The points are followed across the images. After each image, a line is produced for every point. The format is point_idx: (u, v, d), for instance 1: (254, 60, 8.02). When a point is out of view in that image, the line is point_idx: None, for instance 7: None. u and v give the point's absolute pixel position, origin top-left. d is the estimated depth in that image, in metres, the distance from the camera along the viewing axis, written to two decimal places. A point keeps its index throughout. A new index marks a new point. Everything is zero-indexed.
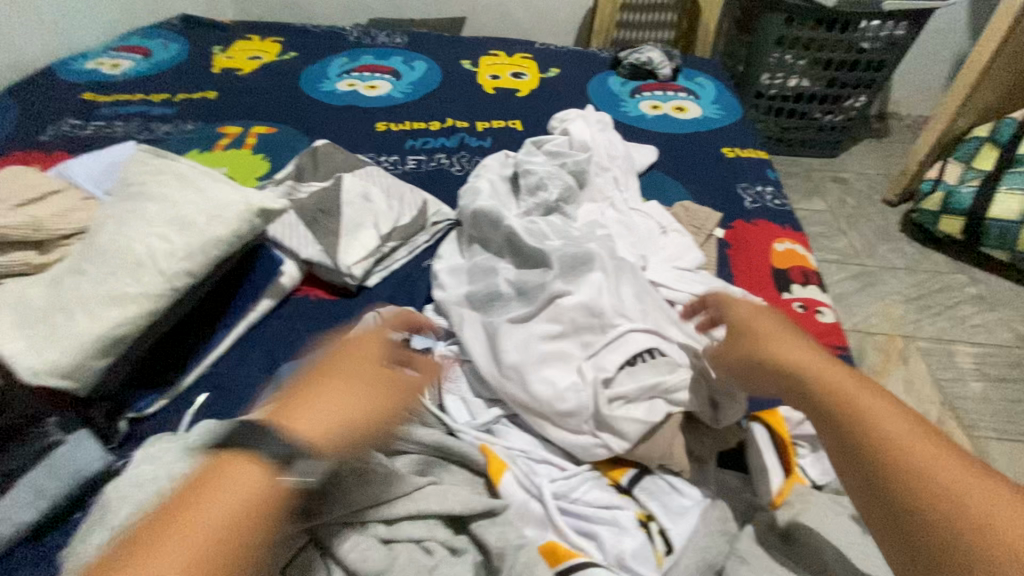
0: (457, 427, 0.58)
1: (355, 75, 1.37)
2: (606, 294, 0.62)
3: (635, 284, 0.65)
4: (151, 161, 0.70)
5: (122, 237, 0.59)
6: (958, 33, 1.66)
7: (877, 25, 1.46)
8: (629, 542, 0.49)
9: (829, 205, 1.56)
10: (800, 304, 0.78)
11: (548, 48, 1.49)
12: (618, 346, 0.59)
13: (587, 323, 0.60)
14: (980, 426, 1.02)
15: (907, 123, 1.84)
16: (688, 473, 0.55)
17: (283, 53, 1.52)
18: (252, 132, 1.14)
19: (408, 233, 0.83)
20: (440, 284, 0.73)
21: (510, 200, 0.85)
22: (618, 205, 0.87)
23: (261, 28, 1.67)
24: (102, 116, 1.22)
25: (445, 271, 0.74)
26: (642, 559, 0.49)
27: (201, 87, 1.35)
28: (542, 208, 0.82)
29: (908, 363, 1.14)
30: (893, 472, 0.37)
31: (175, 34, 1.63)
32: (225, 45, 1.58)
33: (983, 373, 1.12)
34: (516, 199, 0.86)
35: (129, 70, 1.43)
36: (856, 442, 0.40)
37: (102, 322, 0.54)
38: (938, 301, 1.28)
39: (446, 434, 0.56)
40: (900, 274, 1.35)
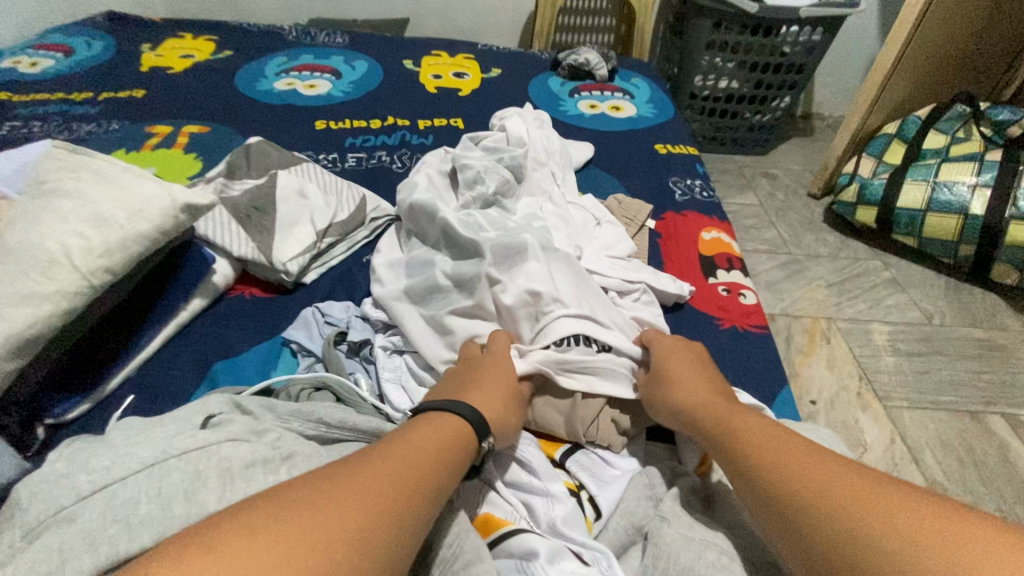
0: (397, 414, 0.58)
1: (294, 74, 1.35)
2: (540, 281, 0.64)
3: (571, 272, 0.67)
4: (66, 157, 0.68)
5: (33, 234, 0.56)
6: (868, 39, 1.80)
7: (796, 30, 1.56)
8: (562, 505, 0.49)
9: (759, 199, 1.66)
10: (724, 288, 0.83)
11: (489, 49, 1.52)
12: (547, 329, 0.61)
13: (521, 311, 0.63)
14: (894, 396, 1.11)
15: (828, 123, 1.98)
16: (617, 446, 0.57)
17: (218, 52, 1.48)
18: (184, 132, 1.11)
19: (346, 230, 0.82)
20: (378, 279, 0.73)
21: (448, 195, 0.87)
22: (555, 199, 0.90)
23: (194, 26, 1.62)
24: (17, 115, 1.15)
25: (383, 266, 0.74)
26: (573, 522, 0.47)
27: (128, 85, 1.30)
28: (479, 201, 0.83)
29: (830, 343, 1.22)
30: (778, 488, 0.43)
31: (99, 32, 1.56)
32: (155, 43, 1.52)
33: (896, 348, 1.22)
34: (454, 195, 0.88)
35: (48, 68, 1.35)
36: (749, 468, 0.46)
37: (11, 322, 0.51)
38: (857, 285, 1.38)
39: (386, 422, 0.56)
40: (824, 261, 1.45)
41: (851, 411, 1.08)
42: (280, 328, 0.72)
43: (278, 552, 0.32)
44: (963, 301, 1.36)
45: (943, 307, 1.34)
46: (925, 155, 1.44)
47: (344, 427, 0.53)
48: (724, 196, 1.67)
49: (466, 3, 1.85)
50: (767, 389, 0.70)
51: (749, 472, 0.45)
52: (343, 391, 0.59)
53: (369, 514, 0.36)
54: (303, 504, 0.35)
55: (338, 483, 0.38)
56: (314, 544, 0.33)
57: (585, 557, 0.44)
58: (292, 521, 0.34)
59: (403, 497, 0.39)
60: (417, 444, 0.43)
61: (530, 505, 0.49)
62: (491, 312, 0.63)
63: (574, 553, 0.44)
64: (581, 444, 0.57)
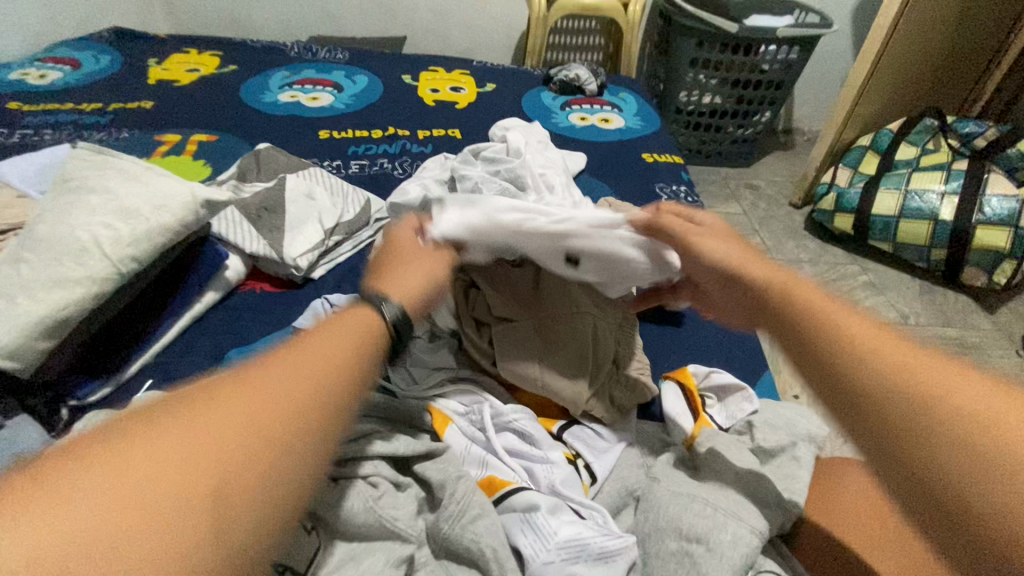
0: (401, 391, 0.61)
1: (298, 87, 1.41)
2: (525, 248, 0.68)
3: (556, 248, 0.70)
4: (90, 157, 0.72)
5: (64, 225, 0.60)
6: (842, 58, 1.90)
7: (773, 49, 1.65)
8: (560, 470, 0.53)
9: (743, 208, 1.73)
10: None
11: (484, 66, 1.59)
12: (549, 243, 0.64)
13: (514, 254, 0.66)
14: None
15: (807, 138, 2.08)
16: (610, 420, 0.62)
17: (223, 66, 1.53)
18: (193, 140, 1.16)
19: (352, 229, 0.87)
20: None
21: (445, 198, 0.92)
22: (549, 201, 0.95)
23: (199, 42, 1.68)
24: (28, 124, 1.19)
25: None
26: (571, 484, 0.52)
27: (136, 97, 1.34)
28: None
29: None
30: (847, 357, 0.38)
31: (105, 46, 1.61)
32: (161, 57, 1.57)
33: None
34: None
35: (57, 80, 1.40)
36: (814, 331, 0.41)
37: (45, 305, 0.55)
38: (837, 288, 1.45)
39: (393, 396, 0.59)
40: (805, 266, 1.52)
41: None
42: (290, 319, 0.76)
43: (173, 446, 0.30)
44: (937, 302, 1.42)
45: (918, 308, 1.40)
46: (898, 166, 1.52)
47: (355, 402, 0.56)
48: (710, 205, 1.74)
49: (461, 23, 1.93)
50: (750, 373, 0.75)
51: (823, 346, 0.40)
52: None
53: (277, 402, 0.34)
54: (221, 401, 0.33)
55: (251, 380, 0.35)
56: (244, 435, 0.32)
57: (582, 513, 0.48)
58: (186, 417, 0.32)
59: (314, 384, 0.37)
60: (329, 339, 0.41)
61: (530, 470, 0.52)
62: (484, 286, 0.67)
63: (573, 510, 0.48)
64: (578, 418, 0.61)
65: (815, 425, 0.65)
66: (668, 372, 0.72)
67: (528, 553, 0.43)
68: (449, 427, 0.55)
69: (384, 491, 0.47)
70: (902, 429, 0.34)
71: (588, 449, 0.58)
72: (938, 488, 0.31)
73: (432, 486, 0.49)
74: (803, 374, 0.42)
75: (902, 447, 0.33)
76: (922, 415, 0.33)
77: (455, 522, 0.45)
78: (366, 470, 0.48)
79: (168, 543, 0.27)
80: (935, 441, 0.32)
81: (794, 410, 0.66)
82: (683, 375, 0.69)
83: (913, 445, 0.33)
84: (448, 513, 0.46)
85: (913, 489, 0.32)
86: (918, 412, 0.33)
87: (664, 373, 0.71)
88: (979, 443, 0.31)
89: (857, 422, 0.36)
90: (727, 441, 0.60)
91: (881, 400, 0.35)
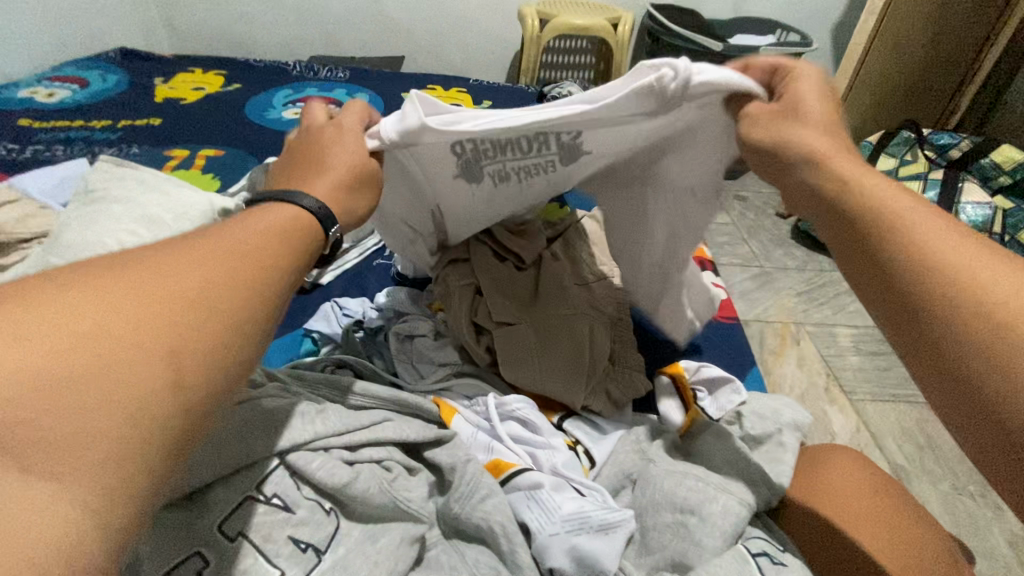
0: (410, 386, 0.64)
1: (301, 105, 1.46)
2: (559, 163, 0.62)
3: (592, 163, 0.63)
4: (111, 169, 0.76)
5: (90, 232, 0.64)
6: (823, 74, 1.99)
7: None
8: (562, 453, 0.57)
9: (732, 218, 1.79)
10: None
11: (481, 83, 1.65)
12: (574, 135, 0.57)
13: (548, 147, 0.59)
14: (858, 390, 1.21)
15: None
16: (608, 412, 0.66)
17: (227, 85, 1.59)
18: (201, 155, 1.20)
19: (358, 236, 0.91)
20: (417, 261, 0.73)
21: None
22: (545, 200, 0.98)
23: (204, 62, 1.73)
24: (40, 140, 1.23)
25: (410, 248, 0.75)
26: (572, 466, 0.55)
27: (144, 114, 1.39)
28: None
29: (800, 345, 1.32)
30: (915, 261, 0.34)
31: (113, 66, 1.66)
32: (167, 76, 1.62)
33: (859, 348, 1.32)
34: None
35: (66, 99, 1.44)
36: (872, 233, 0.37)
37: None
38: (823, 294, 1.50)
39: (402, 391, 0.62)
40: (792, 273, 1.57)
41: (821, 404, 1.17)
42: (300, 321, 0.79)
43: (70, 322, 0.26)
44: None
45: None
46: None
47: (364, 393, 0.58)
48: None
49: (458, 43, 2.00)
50: (738, 368, 0.79)
51: (882, 252, 0.35)
52: (361, 367, 0.66)
53: (189, 284, 0.31)
54: (133, 268, 0.30)
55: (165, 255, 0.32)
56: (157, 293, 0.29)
57: (583, 490, 0.52)
58: (71, 298, 0.27)
59: (233, 266, 0.33)
60: (244, 228, 0.37)
61: (533, 454, 0.56)
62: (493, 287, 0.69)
63: (574, 489, 0.52)
64: (576, 411, 0.65)
65: (799, 414, 0.69)
66: (661, 368, 0.76)
67: (534, 526, 0.47)
68: (455, 417, 0.59)
69: (396, 474, 0.50)
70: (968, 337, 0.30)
71: (587, 437, 0.62)
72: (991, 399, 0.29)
73: (442, 470, 0.52)
74: (851, 270, 0.38)
75: (985, 344, 0.29)
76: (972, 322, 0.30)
77: (466, 500, 0.48)
78: (381, 453, 0.50)
79: (80, 402, 0.25)
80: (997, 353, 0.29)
81: (780, 400, 0.70)
82: (675, 369, 0.73)
83: (967, 355, 0.30)
84: (459, 492, 0.49)
85: (960, 397, 0.30)
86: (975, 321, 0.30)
87: (657, 368, 0.76)
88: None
89: (910, 332, 0.33)
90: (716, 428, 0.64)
91: (944, 302, 0.32)
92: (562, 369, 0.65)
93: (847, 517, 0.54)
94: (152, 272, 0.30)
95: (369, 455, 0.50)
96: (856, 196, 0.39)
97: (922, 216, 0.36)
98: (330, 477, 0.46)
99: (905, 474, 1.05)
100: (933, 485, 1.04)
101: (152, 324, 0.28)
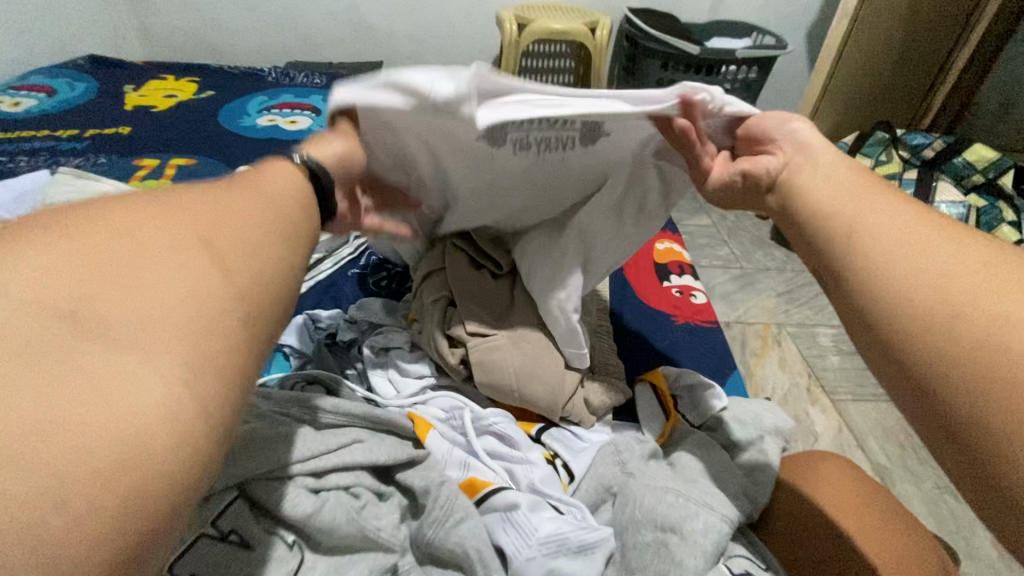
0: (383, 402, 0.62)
1: (276, 111, 1.44)
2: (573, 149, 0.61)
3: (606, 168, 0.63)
4: (69, 181, 0.73)
5: None
6: (799, 76, 2.01)
7: (734, 69, 1.74)
8: (539, 468, 0.55)
9: (712, 220, 1.80)
10: (677, 290, 0.92)
11: None
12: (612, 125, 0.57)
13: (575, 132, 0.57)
14: (840, 390, 1.22)
15: None
16: (587, 422, 0.64)
17: (201, 92, 1.55)
18: (172, 164, 1.17)
19: (332, 246, 0.89)
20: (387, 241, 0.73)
21: None
22: None
23: (176, 69, 1.70)
24: (3, 151, 1.19)
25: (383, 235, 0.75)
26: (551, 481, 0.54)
27: (114, 123, 1.35)
28: None
29: (782, 345, 1.33)
30: (879, 278, 0.39)
31: (81, 74, 1.62)
32: (138, 84, 1.59)
33: (840, 348, 1.33)
34: None
35: (32, 107, 1.40)
36: (843, 260, 0.42)
37: None
38: (803, 294, 1.51)
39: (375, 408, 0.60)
40: (773, 274, 1.58)
41: (803, 406, 1.17)
42: None
43: (170, 227, 0.32)
44: None
45: None
46: None
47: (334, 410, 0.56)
48: (681, 218, 1.80)
49: (437, 47, 1.99)
50: (719, 373, 0.79)
51: (850, 283, 0.41)
52: (332, 382, 0.64)
53: (251, 218, 0.37)
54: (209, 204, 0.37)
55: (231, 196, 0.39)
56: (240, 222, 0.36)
57: (561, 508, 0.51)
58: (166, 215, 0.33)
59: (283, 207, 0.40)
60: (274, 184, 0.42)
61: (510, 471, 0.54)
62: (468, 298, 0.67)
63: (553, 506, 0.51)
64: (555, 422, 0.64)
65: (780, 419, 0.68)
66: (642, 376, 0.75)
67: (510, 551, 0.46)
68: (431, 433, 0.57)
69: (365, 501, 0.48)
70: (930, 355, 0.35)
71: (565, 450, 0.61)
72: (943, 413, 0.33)
73: (415, 493, 0.50)
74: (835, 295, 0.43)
75: (951, 346, 0.34)
76: (933, 339, 0.35)
77: (438, 523, 0.47)
78: (350, 477, 0.49)
79: (200, 287, 0.30)
80: (955, 372, 0.33)
81: (760, 404, 0.70)
82: (655, 376, 0.73)
83: (930, 368, 0.34)
84: (431, 515, 0.47)
85: (922, 403, 0.35)
86: (939, 342, 0.34)
87: (637, 376, 0.75)
88: (999, 364, 0.32)
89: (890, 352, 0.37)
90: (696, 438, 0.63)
91: (917, 327, 0.36)
92: (539, 381, 0.63)
93: (829, 526, 0.53)
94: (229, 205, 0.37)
95: (336, 483, 0.48)
96: (829, 221, 0.45)
97: (892, 242, 0.40)
98: (295, 506, 0.44)
99: (887, 473, 1.06)
100: (915, 486, 1.05)
101: (208, 243, 0.33)
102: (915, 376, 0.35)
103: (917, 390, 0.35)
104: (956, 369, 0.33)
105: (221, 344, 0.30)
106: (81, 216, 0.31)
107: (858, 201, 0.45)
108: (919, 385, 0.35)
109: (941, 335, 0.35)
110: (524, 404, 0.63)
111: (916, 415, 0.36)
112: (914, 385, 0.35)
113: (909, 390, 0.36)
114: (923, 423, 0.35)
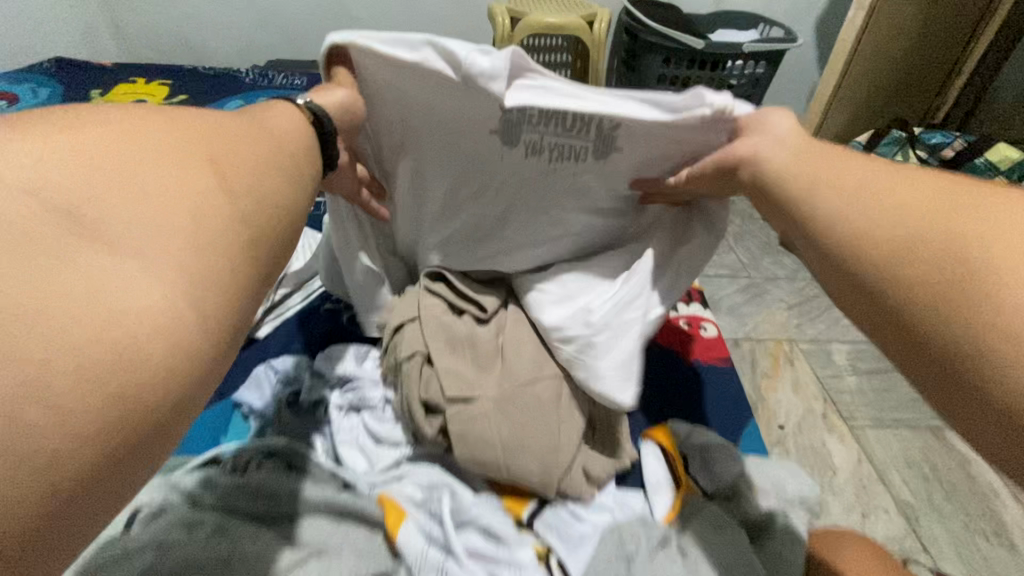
0: (352, 480, 0.54)
1: None
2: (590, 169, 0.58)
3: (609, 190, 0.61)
4: None
5: None
6: (809, 69, 1.90)
7: (741, 65, 1.64)
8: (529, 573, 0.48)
9: None
10: (684, 322, 0.83)
11: None
12: (625, 138, 0.55)
13: (592, 134, 0.55)
14: (857, 416, 1.14)
15: None
16: (587, 499, 0.56)
17: (171, 96, 1.45)
18: None
19: (301, 279, 0.80)
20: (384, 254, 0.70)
21: None
22: None
23: (147, 70, 1.59)
24: None
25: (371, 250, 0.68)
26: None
27: None
28: None
29: (795, 365, 1.24)
30: (860, 245, 0.40)
31: (44, 77, 1.51)
32: (105, 88, 1.48)
33: (856, 367, 1.25)
34: None
35: None
36: (827, 237, 0.43)
37: None
38: (816, 306, 1.42)
39: (342, 492, 0.53)
40: (783, 283, 1.49)
41: (819, 434, 1.09)
42: (231, 387, 0.68)
43: (176, 148, 0.39)
44: None
45: None
46: None
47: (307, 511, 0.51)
48: None
49: None
50: (733, 423, 0.71)
51: (843, 254, 0.41)
52: (294, 457, 0.55)
53: (248, 151, 0.44)
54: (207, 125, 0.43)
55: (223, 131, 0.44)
56: (230, 146, 0.42)
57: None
58: (166, 133, 0.40)
59: (266, 146, 0.46)
60: (266, 121, 0.48)
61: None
62: (452, 358, 0.58)
63: None
64: (550, 500, 0.56)
65: (803, 487, 0.60)
66: (647, 430, 0.66)
67: None
68: (404, 529, 0.49)
69: None
70: (910, 293, 0.36)
71: (561, 541, 0.52)
72: (915, 317, 0.36)
73: None
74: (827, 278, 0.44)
75: (952, 285, 0.34)
76: (912, 278, 0.37)
77: None
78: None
79: (202, 204, 0.37)
80: (942, 304, 0.34)
81: (782, 468, 0.62)
82: (662, 434, 0.64)
83: (917, 310, 0.36)
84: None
85: (919, 345, 0.36)
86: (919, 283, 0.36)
87: (641, 431, 0.66)
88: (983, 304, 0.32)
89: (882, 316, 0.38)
90: (710, 518, 0.55)
91: (907, 279, 0.37)
92: (536, 454, 0.54)
93: None
94: (228, 136, 0.43)
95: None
96: (804, 193, 0.46)
97: (875, 200, 0.41)
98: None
99: (911, 512, 0.98)
100: (941, 525, 0.97)
101: (200, 167, 0.39)
102: (908, 322, 0.36)
103: (908, 334, 0.36)
104: (950, 301, 0.34)
105: (219, 262, 0.37)
106: (82, 124, 0.37)
107: (817, 179, 0.46)
108: (915, 326, 0.36)
109: (920, 274, 0.36)
110: (513, 480, 0.55)
111: (911, 360, 0.37)
112: (907, 329, 0.37)
113: (902, 335, 0.37)
114: (917, 365, 0.36)
